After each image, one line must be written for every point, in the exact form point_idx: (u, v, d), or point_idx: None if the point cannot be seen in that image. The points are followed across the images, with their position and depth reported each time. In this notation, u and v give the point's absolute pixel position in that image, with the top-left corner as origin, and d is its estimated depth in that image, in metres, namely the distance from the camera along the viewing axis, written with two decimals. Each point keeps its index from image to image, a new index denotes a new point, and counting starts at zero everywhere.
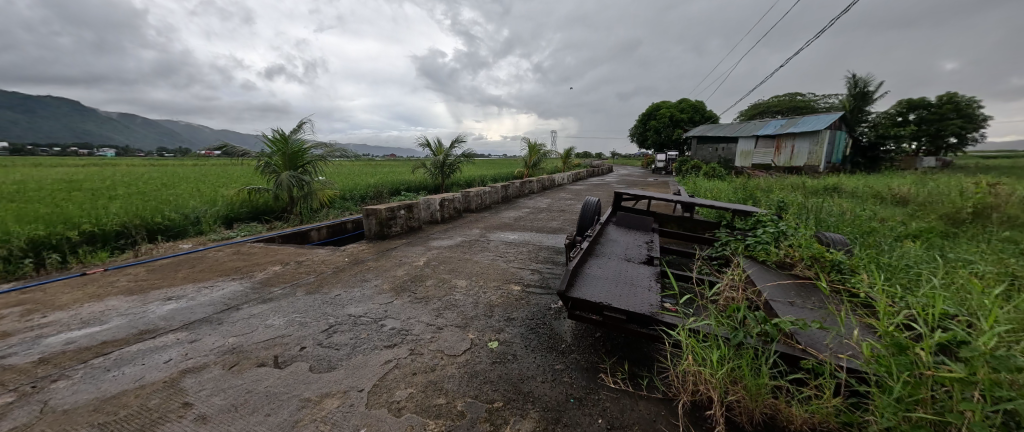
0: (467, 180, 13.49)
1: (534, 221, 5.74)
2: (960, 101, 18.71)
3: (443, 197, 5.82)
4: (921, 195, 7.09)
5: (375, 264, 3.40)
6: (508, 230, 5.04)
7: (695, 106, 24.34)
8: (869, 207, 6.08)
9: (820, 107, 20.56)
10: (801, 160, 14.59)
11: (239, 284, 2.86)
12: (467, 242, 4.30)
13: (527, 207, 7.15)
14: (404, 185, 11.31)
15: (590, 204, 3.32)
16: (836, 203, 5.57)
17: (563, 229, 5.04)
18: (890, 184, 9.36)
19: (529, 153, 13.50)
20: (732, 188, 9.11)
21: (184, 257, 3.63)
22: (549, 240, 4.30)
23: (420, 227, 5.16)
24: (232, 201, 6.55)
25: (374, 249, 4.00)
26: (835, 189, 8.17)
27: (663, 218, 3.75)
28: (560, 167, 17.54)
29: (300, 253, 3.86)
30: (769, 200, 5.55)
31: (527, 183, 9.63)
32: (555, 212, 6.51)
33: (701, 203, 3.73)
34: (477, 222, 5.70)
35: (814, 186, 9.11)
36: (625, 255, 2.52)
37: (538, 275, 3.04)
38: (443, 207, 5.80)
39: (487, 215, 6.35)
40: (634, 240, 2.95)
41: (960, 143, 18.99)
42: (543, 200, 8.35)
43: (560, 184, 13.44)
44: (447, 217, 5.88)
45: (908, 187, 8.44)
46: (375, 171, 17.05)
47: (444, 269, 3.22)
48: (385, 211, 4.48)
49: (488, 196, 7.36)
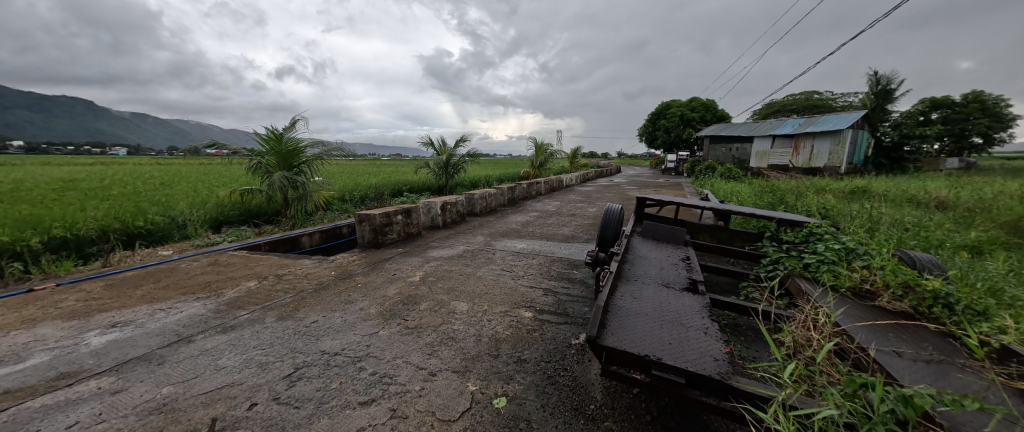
0: (471, 181, 13.05)
1: (543, 226, 5.28)
2: (987, 99, 17.85)
3: (445, 200, 5.38)
4: (966, 199, 6.49)
5: (364, 280, 2.97)
6: (515, 237, 4.59)
7: (706, 105, 23.70)
8: (913, 213, 5.51)
9: (837, 106, 19.81)
10: (820, 160, 13.94)
11: (203, 306, 2.44)
12: (470, 252, 3.85)
13: (535, 211, 6.70)
14: (406, 186, 10.92)
15: (613, 212, 2.86)
16: (879, 209, 5.02)
17: (576, 237, 4.57)
18: (924, 186, 8.73)
19: (535, 153, 13.03)
20: (753, 191, 8.56)
21: (152, 270, 3.23)
22: (562, 250, 3.85)
23: (419, 234, 4.73)
24: (222, 203, 6.18)
25: (366, 261, 3.58)
26: (867, 192, 7.58)
27: (693, 227, 3.28)
28: (567, 167, 17.06)
29: (282, 264, 3.44)
30: (803, 205, 5.03)
31: (533, 184, 9.17)
32: (565, 216, 6.05)
33: (739, 211, 3.24)
34: (481, 227, 5.26)
35: (841, 188, 8.52)
36: (662, 277, 2.06)
37: (552, 296, 2.57)
38: (445, 211, 5.36)
39: (492, 220, 5.91)
40: (667, 256, 2.48)
41: (987, 143, 18.12)
42: (551, 203, 7.88)
43: (568, 185, 12.95)
44: (449, 222, 5.44)
45: (945, 190, 7.83)
46: (377, 171, 16.70)
47: (443, 288, 2.77)
48: (380, 217, 4.06)
49: (494, 198, 6.92)
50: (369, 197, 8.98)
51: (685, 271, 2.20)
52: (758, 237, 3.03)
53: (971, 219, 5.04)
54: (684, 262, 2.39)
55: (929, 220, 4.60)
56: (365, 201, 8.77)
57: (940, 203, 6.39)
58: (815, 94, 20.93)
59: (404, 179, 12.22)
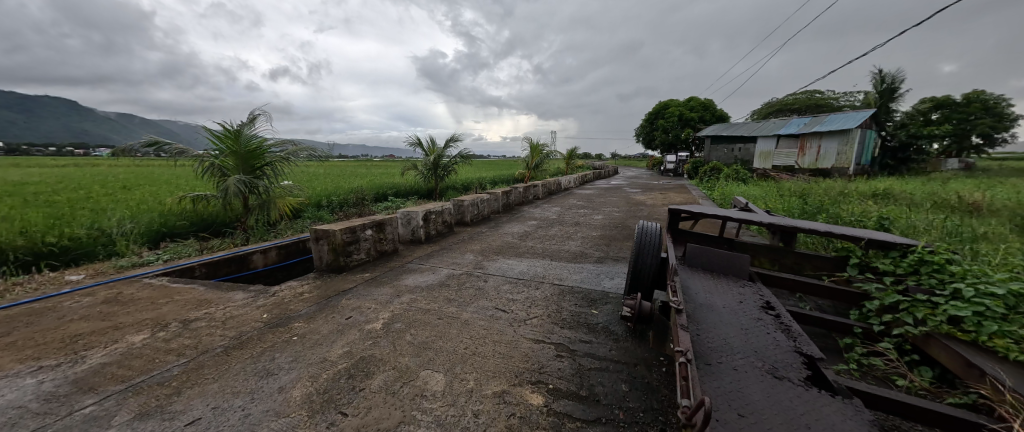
0: (463, 184, 12.21)
1: (544, 240, 4.48)
2: (989, 99, 17.53)
3: (428, 209, 4.55)
4: (1010, 202, 5.83)
5: (303, 331, 2.11)
6: (512, 256, 3.77)
7: (704, 105, 23.25)
8: (967, 217, 4.79)
9: (838, 105, 19.38)
10: (828, 161, 13.39)
11: (33, 388, 1.57)
12: (455, 279, 3.01)
13: (533, 220, 5.90)
14: (392, 190, 10.06)
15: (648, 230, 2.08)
16: (935, 217, 4.30)
17: (586, 254, 3.77)
18: (951, 189, 8.09)
19: (531, 154, 12.24)
20: (768, 195, 7.87)
21: (17, 312, 2.36)
22: (571, 276, 3.05)
23: (394, 252, 3.88)
24: (168, 212, 5.27)
25: (317, 294, 2.72)
26: (895, 196, 6.91)
27: (745, 248, 2.52)
28: (564, 169, 16.38)
29: (203, 302, 2.57)
30: (849, 214, 4.29)
31: (530, 187, 8.37)
32: (568, 226, 5.27)
33: (804, 227, 2.46)
34: (471, 242, 4.43)
35: (862, 191, 7.88)
36: (758, 351, 1.25)
37: (570, 360, 1.74)
38: (429, 222, 4.53)
39: (483, 231, 5.08)
40: (738, 300, 1.68)
41: (989, 143, 17.78)
42: (551, 209, 7.09)
43: (566, 188, 12.19)
44: (433, 235, 4.61)
45: (977, 193, 7.21)
46: (364, 173, 15.77)
47: (411, 346, 1.93)
48: (342, 234, 3.21)
49: (486, 205, 6.11)
50: (347, 202, 8.10)
51: (782, 332, 1.40)
52: (836, 262, 2.28)
53: None
54: (767, 311, 1.59)
55: (1001, 228, 3.88)
56: (343, 208, 7.88)
57: (983, 204, 5.72)
58: (815, 93, 20.51)
59: (390, 182, 11.35)
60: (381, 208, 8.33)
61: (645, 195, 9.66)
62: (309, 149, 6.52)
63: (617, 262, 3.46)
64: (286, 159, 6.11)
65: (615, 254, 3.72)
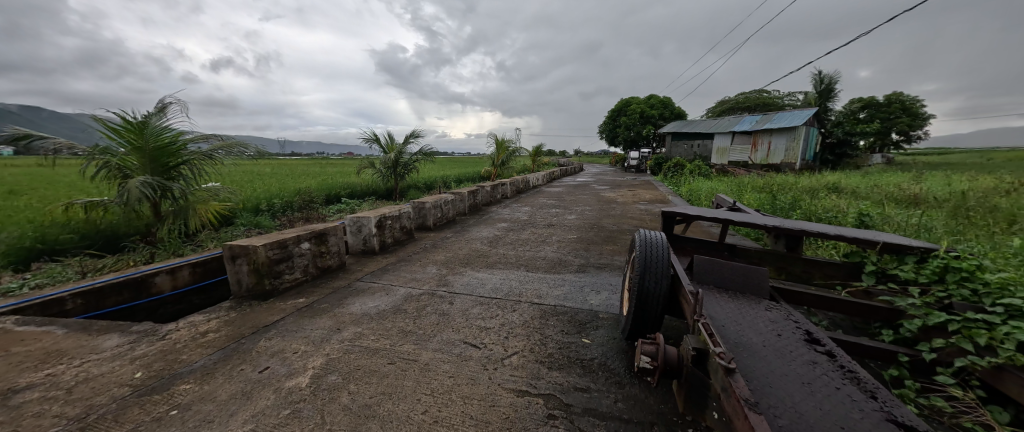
0: (425, 183, 11.47)
1: (517, 246, 4.03)
2: (905, 100, 19.61)
3: (382, 214, 3.92)
4: (946, 192, 6.25)
5: (189, 399, 1.48)
6: (481, 267, 3.27)
7: (664, 103, 24.18)
8: (921, 207, 4.97)
9: (783, 104, 20.78)
10: (778, 157, 14.20)
11: None
12: (413, 302, 2.47)
13: (503, 222, 5.44)
14: (346, 191, 9.14)
15: (652, 245, 1.71)
16: (896, 210, 4.39)
17: (565, 262, 3.37)
18: (889, 181, 8.71)
19: (497, 151, 11.77)
20: (733, 190, 7.99)
21: None
22: (552, 292, 2.61)
23: (341, 267, 3.23)
24: (43, 223, 4.16)
25: (227, 333, 2.06)
26: (847, 189, 7.25)
27: (749, 256, 2.24)
28: (530, 166, 16.10)
29: (50, 356, 1.83)
30: (822, 210, 4.25)
31: (497, 186, 7.90)
32: (541, 229, 4.86)
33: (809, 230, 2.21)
34: (434, 251, 3.87)
35: (814, 185, 8.26)
36: (842, 423, 0.88)
37: (567, 424, 1.30)
38: (383, 229, 3.91)
39: (448, 237, 4.54)
40: (776, 332, 1.33)
41: (906, 140, 19.88)
42: (521, 209, 6.67)
43: (534, 185, 11.87)
44: (389, 244, 3.99)
45: (912, 185, 7.78)
46: (314, 172, 14.45)
47: (347, 414, 1.37)
48: (267, 250, 2.52)
49: (451, 206, 5.56)
50: (291, 206, 7.14)
51: (851, 383, 1.04)
52: (848, 269, 2.05)
53: (982, 210, 4.57)
54: (815, 348, 1.25)
55: (960, 219, 3.98)
56: (286, 212, 6.92)
57: (924, 195, 6.09)
58: (763, 93, 21.84)
59: (344, 182, 10.35)
60: (332, 212, 7.47)
61: (614, 192, 9.56)
62: (240, 145, 5.57)
63: (601, 271, 3.08)
64: (210, 158, 5.14)
65: (597, 261, 3.35)
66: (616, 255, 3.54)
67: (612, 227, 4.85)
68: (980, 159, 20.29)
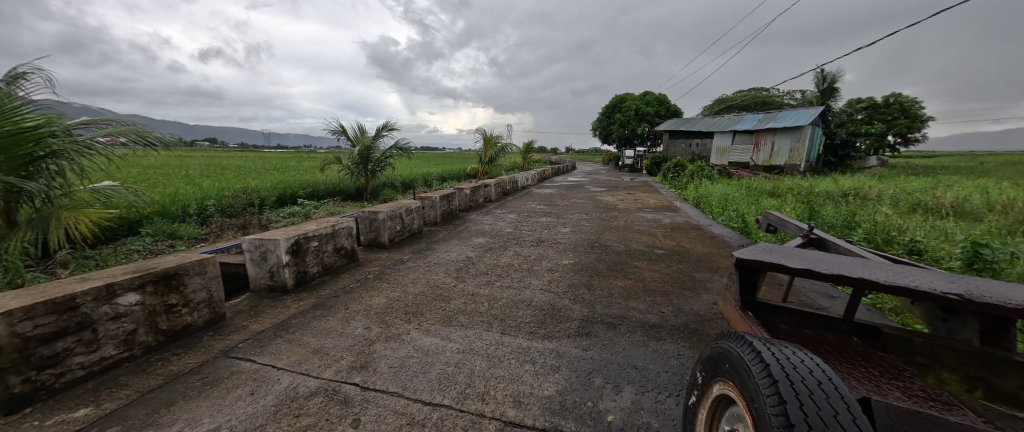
0: (402, 180, 10.26)
1: (493, 278, 2.92)
2: (904, 101, 19.17)
3: (302, 233, 2.76)
4: (998, 203, 5.38)
5: None
6: (432, 322, 2.16)
7: (659, 100, 23.51)
8: (995, 225, 4.04)
9: (782, 103, 20.12)
10: (781, 158, 13.39)
11: None
12: (286, 422, 1.34)
13: (481, 236, 4.35)
14: (305, 190, 7.89)
15: (819, 413, 0.62)
16: (976, 230, 3.45)
17: (559, 312, 2.29)
18: (915, 187, 7.89)
19: (483, 146, 10.64)
20: (747, 195, 7.06)
21: None
22: (540, 390, 1.53)
23: (210, 324, 2.11)
24: None
25: None
26: (878, 197, 6.35)
27: (914, 352, 1.16)
28: (520, 164, 15.06)
29: None
30: (893, 234, 3.26)
31: (479, 188, 6.77)
32: (527, 248, 3.77)
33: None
34: (374, 288, 2.74)
35: (835, 190, 7.38)
36: None
37: None
38: (304, 254, 2.76)
39: (403, 261, 3.40)
40: None
41: (904, 143, 19.34)
42: (505, 217, 5.59)
43: (523, 186, 10.79)
44: (313, 275, 2.85)
45: (945, 192, 6.92)
46: (281, 168, 13.03)
47: None
48: (12, 323, 1.34)
49: (417, 216, 4.43)
50: (228, 210, 5.87)
51: None
52: None
53: None
54: None
55: None
56: (219, 218, 5.65)
57: (974, 204, 5.24)
58: (761, 91, 21.15)
59: (306, 179, 9.06)
60: (281, 216, 6.24)
61: (612, 195, 8.54)
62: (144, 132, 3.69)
63: (614, 334, 1.99)
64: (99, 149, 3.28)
65: (606, 312, 2.27)
66: (632, 299, 2.46)
67: (618, 247, 3.80)
68: (972, 162, 20.12)
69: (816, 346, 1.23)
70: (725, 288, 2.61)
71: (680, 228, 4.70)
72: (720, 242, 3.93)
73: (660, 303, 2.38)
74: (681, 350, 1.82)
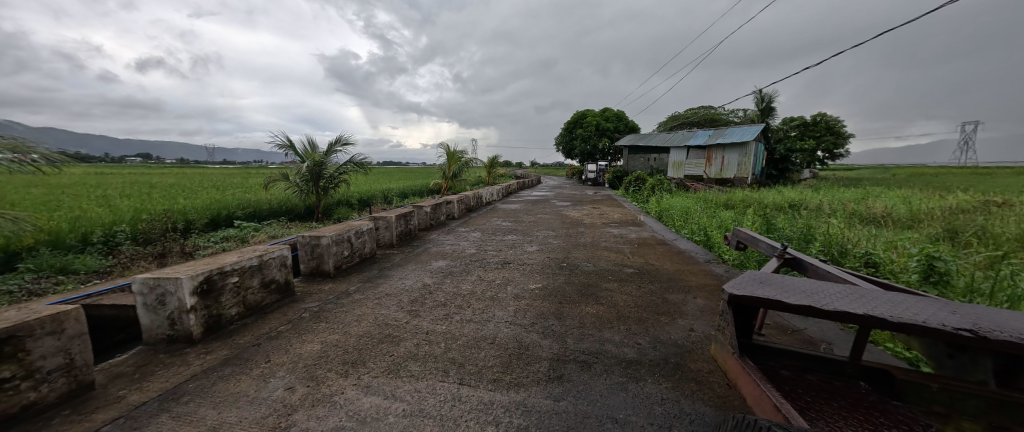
0: (359, 197, 9.60)
1: (452, 311, 2.58)
2: (829, 121, 21.44)
3: (219, 268, 2.28)
4: (920, 212, 5.92)
5: None
6: (375, 375, 1.78)
7: (618, 116, 24.64)
8: (921, 235, 4.37)
9: (727, 120, 21.76)
10: (730, 172, 14.28)
11: None
12: None
13: (441, 259, 3.99)
14: (245, 210, 7.07)
15: None
16: (915, 241, 3.66)
17: (526, 351, 2.00)
18: (849, 197, 8.60)
19: (447, 161, 10.30)
20: (704, 207, 7.29)
21: None
22: None
23: (64, 401, 1.59)
24: None
25: None
26: (819, 208, 6.84)
27: (933, 401, 1.13)
28: (486, 179, 14.87)
29: None
30: (845, 246, 3.36)
31: (441, 205, 6.42)
32: (492, 272, 3.47)
33: (1014, 320, 1.12)
34: (307, 330, 2.30)
35: (781, 201, 7.85)
36: None
37: None
38: (218, 294, 2.27)
39: (350, 293, 2.96)
40: None
41: (831, 157, 21.56)
42: (469, 236, 5.27)
43: (488, 201, 10.54)
44: (231, 319, 2.36)
45: (875, 202, 7.60)
46: (219, 185, 11.79)
47: None
48: None
49: (369, 239, 4.00)
50: (144, 237, 5.02)
51: None
52: None
53: (989, 239, 4.03)
54: None
55: (996, 256, 3.27)
56: (131, 246, 4.81)
57: (902, 213, 5.70)
58: (709, 109, 22.80)
59: (247, 198, 8.18)
60: (211, 241, 5.47)
61: (578, 209, 8.53)
62: (38, 142, 2.65)
63: (590, 376, 1.73)
64: None
65: (579, 348, 2.02)
66: (606, 329, 2.23)
67: (587, 266, 3.61)
68: (886, 174, 22.78)
69: (827, 398, 1.17)
70: (700, 311, 2.47)
71: (647, 244, 4.64)
72: (687, 258, 3.87)
73: (636, 333, 2.17)
74: (665, 393, 1.59)
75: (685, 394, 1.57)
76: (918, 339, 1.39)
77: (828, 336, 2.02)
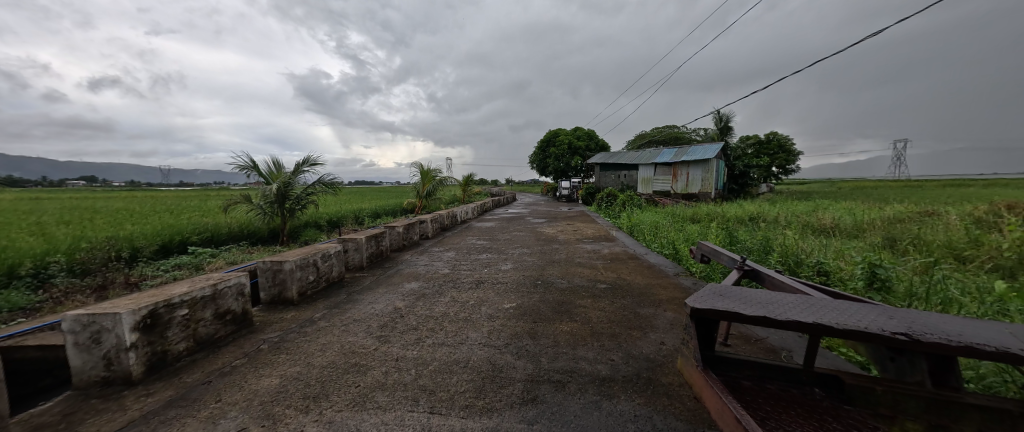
0: (328, 218, 9.27)
1: (424, 335, 2.50)
2: (780, 139, 23.21)
3: (166, 300, 2.11)
4: (863, 222, 6.44)
5: None
6: (339, 408, 1.68)
7: (590, 136, 25.58)
8: (866, 243, 4.74)
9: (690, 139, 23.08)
10: (695, 187, 15.02)
11: None
12: None
13: (413, 280, 3.88)
14: (202, 234, 6.63)
15: None
16: (859, 250, 3.97)
17: (499, 373, 1.96)
18: (801, 210, 9.26)
19: (421, 180, 10.21)
20: (672, 222, 7.59)
21: None
22: None
23: None
24: None
25: None
26: (775, 220, 7.30)
27: (878, 403, 1.21)
28: (461, 197, 14.84)
29: None
30: (801, 257, 3.58)
31: (414, 224, 6.31)
32: (465, 292, 3.41)
33: (939, 322, 1.23)
34: (265, 363, 2.14)
35: (742, 214, 8.32)
36: None
37: None
38: (163, 328, 2.08)
39: (314, 321, 2.81)
40: None
41: (784, 173, 23.21)
42: (443, 256, 5.17)
43: (463, 219, 10.48)
44: (177, 355, 2.16)
45: (824, 214, 8.21)
46: (174, 208, 11.05)
47: None
48: None
49: (336, 262, 3.83)
50: (84, 267, 4.58)
51: None
52: None
53: (922, 246, 4.43)
54: None
55: (930, 263, 3.58)
56: (67, 277, 4.35)
57: (847, 224, 6.19)
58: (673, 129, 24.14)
59: (205, 222, 7.70)
60: (162, 269, 5.06)
61: (552, 226, 8.64)
62: None
63: (563, 397, 1.71)
64: None
65: (553, 368, 2.00)
66: (580, 347, 2.23)
67: (562, 283, 3.63)
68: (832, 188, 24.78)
69: (785, 406, 1.22)
70: (670, 325, 2.53)
71: (619, 259, 4.75)
72: (657, 272, 3.98)
73: (609, 349, 2.19)
74: (638, 409, 1.60)
75: (656, 410, 1.58)
76: (863, 343, 1.49)
77: (787, 344, 2.13)
